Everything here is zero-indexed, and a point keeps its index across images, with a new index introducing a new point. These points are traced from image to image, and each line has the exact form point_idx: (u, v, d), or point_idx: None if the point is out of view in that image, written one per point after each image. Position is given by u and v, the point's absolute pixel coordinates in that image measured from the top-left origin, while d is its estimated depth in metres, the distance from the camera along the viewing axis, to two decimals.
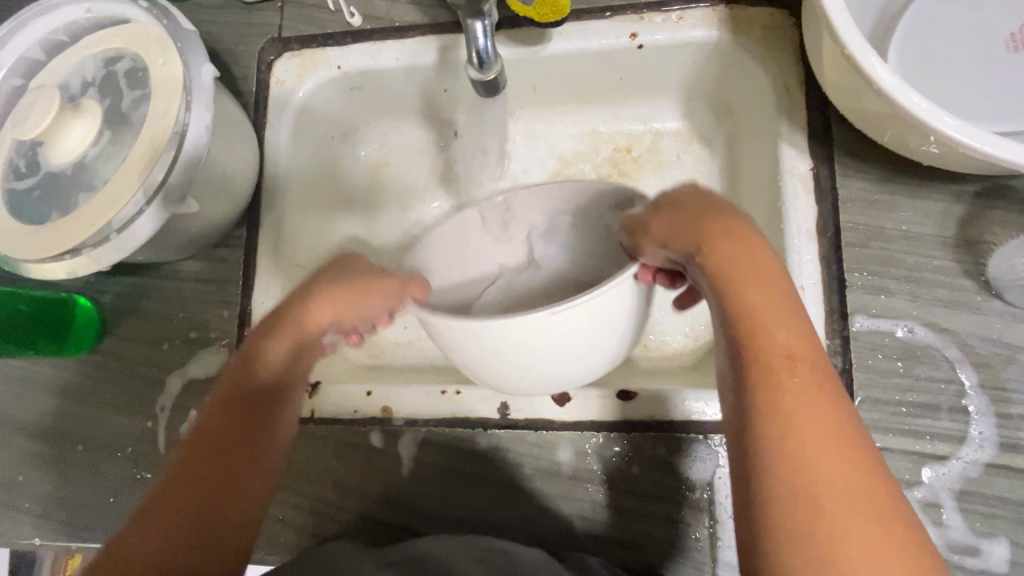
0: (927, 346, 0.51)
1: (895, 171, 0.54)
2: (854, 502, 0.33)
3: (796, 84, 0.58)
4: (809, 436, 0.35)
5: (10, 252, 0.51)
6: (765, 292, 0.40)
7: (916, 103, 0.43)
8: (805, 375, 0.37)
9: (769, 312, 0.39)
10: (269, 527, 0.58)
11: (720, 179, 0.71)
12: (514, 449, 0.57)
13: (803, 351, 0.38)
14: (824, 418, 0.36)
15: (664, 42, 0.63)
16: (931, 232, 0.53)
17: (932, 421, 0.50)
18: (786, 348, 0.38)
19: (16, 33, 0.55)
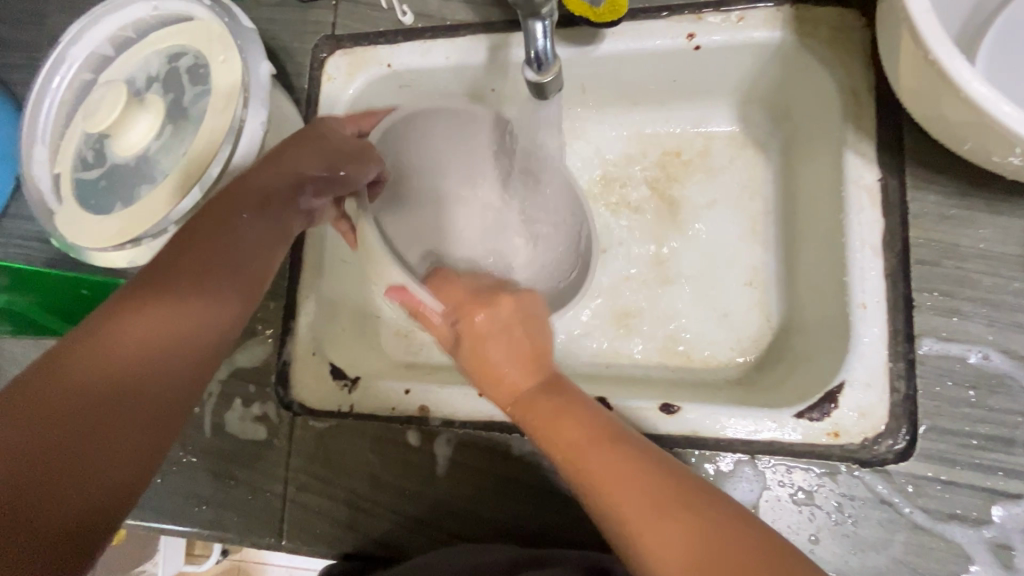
0: (1003, 375, 0.47)
1: (975, 185, 0.51)
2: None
3: (866, 90, 0.55)
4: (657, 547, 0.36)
5: (76, 239, 0.54)
6: (578, 431, 0.43)
7: (1008, 114, 0.40)
8: (614, 479, 0.39)
9: (596, 453, 0.41)
10: (305, 519, 0.59)
11: (774, 186, 0.68)
12: (550, 456, 0.56)
13: (626, 468, 0.39)
14: (660, 522, 0.36)
15: (722, 43, 0.60)
16: (1012, 251, 0.49)
17: (1005, 456, 0.46)
18: (626, 488, 0.38)
19: (88, 28, 0.58)
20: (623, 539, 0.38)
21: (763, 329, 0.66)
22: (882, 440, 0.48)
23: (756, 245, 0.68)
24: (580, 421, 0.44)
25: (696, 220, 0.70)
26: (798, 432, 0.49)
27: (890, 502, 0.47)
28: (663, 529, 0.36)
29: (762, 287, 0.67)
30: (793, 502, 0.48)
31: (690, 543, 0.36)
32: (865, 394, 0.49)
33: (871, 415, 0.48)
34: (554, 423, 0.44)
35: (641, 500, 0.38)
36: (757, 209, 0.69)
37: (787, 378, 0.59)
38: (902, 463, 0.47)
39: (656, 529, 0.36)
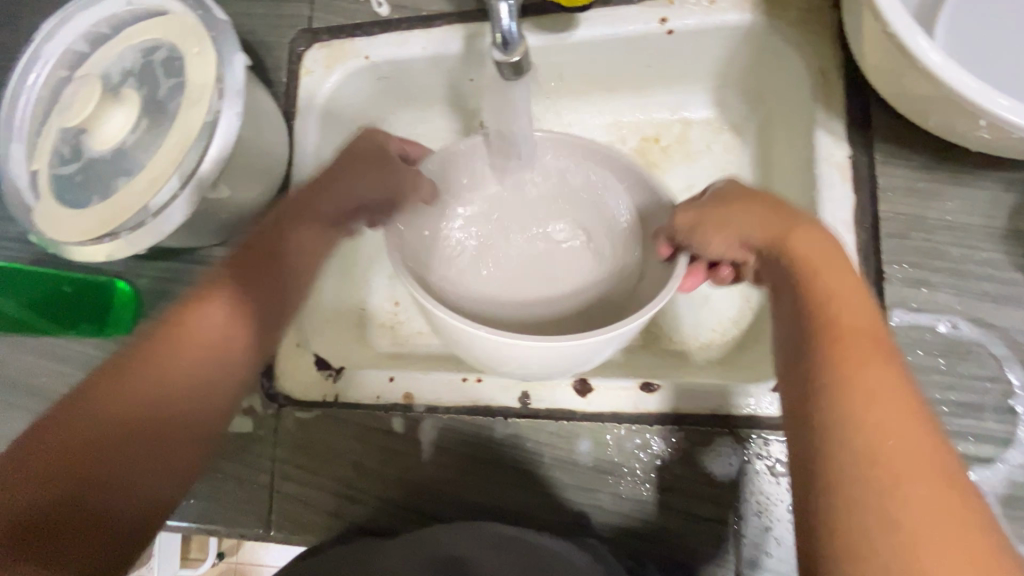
0: (971, 343, 0.48)
1: (940, 159, 0.52)
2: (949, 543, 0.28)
3: (834, 69, 0.56)
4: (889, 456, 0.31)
5: (54, 234, 0.54)
6: (862, 339, 0.37)
7: (965, 83, 0.41)
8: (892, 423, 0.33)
9: (870, 357, 0.36)
10: (291, 509, 0.59)
11: (751, 169, 0.69)
12: (533, 438, 0.57)
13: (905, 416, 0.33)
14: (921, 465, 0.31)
15: (695, 27, 0.61)
16: (978, 222, 0.50)
17: (975, 422, 0.47)
18: (887, 402, 0.33)
19: (62, 26, 0.58)
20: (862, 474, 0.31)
21: (744, 309, 0.67)
22: None
23: None
24: (851, 307, 0.39)
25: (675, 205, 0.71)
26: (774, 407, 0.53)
27: None
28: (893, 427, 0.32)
29: None
30: (772, 474, 0.52)
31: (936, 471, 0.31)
32: None
33: None
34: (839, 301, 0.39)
35: (899, 421, 0.33)
36: None
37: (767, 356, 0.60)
38: None
39: (899, 440, 0.32)
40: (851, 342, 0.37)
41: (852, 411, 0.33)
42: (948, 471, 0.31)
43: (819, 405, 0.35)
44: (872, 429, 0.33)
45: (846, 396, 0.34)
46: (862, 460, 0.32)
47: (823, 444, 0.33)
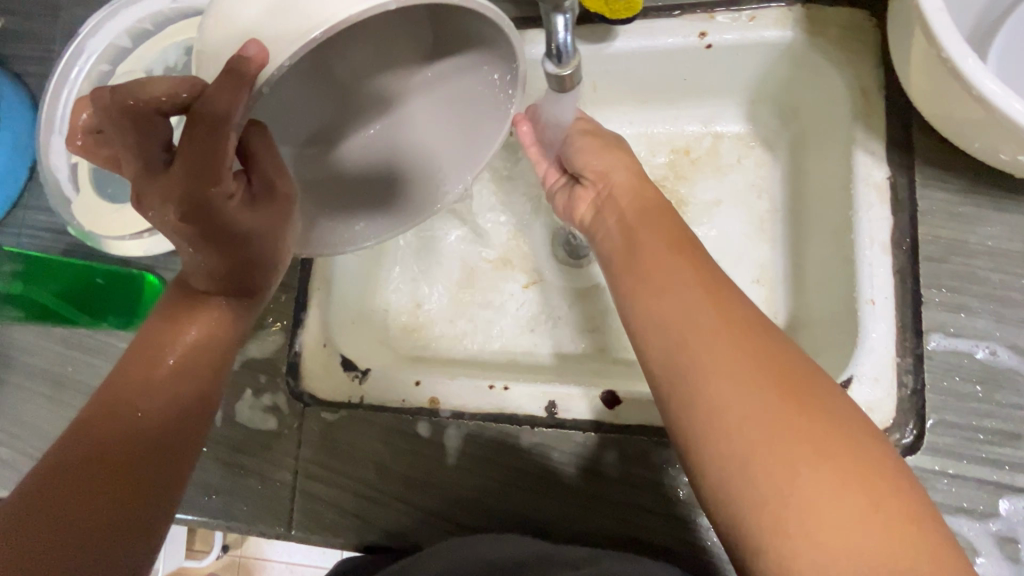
0: (1009, 370, 0.48)
1: (982, 183, 0.51)
2: (790, 432, 0.34)
3: (875, 89, 0.55)
4: (724, 382, 0.36)
5: (92, 227, 0.54)
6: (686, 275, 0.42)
7: (1019, 110, 0.41)
8: (729, 352, 0.37)
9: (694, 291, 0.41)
10: (314, 509, 0.59)
11: (782, 185, 0.69)
12: (558, 448, 0.57)
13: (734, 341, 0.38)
14: (760, 379, 0.36)
15: (734, 41, 0.61)
16: (1019, 248, 0.50)
17: (1012, 450, 0.47)
18: (706, 330, 0.39)
19: (106, 21, 0.59)
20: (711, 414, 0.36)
21: None
22: (890, 435, 0.48)
23: (764, 244, 0.69)
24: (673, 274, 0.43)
25: (705, 218, 0.71)
26: None
27: None
28: (723, 360, 0.37)
29: (769, 284, 0.68)
30: None
31: (776, 373, 0.36)
32: (873, 389, 0.49)
33: (879, 410, 0.49)
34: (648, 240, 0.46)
35: (733, 345, 0.37)
36: (764, 207, 0.70)
37: None
38: (909, 457, 0.48)
39: (726, 367, 0.37)
40: (677, 292, 0.41)
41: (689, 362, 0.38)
42: (790, 375, 0.36)
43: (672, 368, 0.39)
44: (718, 361, 0.37)
45: (684, 348, 0.39)
46: (707, 394, 0.37)
47: (685, 404, 0.38)
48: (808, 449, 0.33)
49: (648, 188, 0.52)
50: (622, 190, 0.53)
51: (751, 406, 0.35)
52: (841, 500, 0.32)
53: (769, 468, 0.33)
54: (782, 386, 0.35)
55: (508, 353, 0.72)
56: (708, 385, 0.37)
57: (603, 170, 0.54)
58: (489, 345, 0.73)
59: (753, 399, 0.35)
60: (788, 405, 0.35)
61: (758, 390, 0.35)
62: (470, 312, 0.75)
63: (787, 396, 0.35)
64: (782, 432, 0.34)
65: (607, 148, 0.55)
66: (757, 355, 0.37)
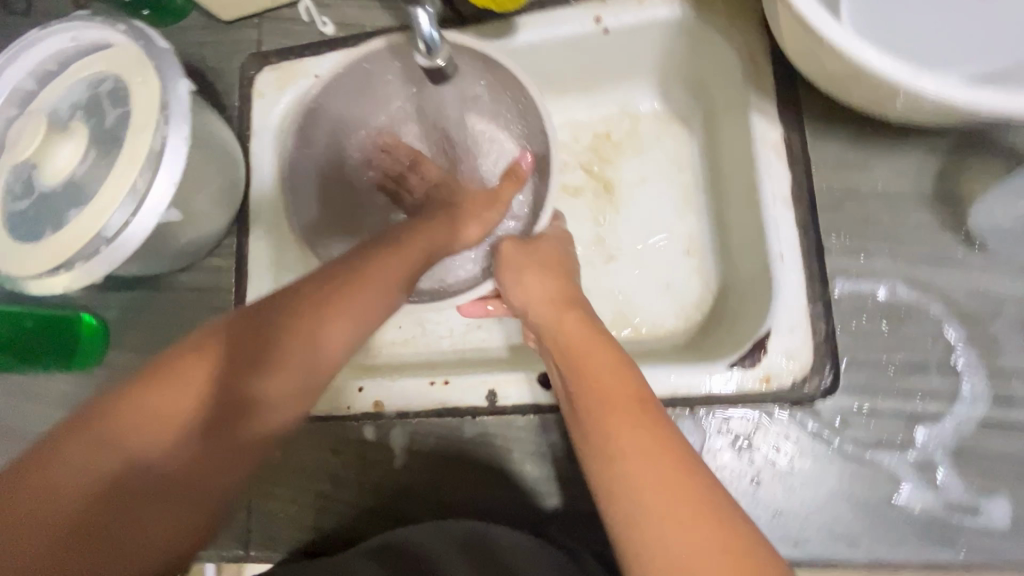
0: (910, 304, 0.50)
1: (868, 132, 0.54)
2: (672, 495, 0.35)
3: (762, 54, 0.58)
4: (617, 434, 0.39)
5: (9, 271, 0.54)
6: (603, 378, 0.44)
7: (871, 57, 0.43)
8: (621, 409, 0.41)
9: (593, 356, 0.46)
10: (271, 525, 0.59)
11: (699, 156, 0.72)
12: (502, 434, 0.57)
13: (628, 401, 0.41)
14: (646, 433, 0.39)
15: (629, 23, 0.63)
16: (908, 188, 0.52)
17: (922, 380, 0.49)
18: (610, 384, 0.43)
19: (7, 66, 0.59)
20: (608, 468, 0.38)
21: (704, 292, 0.68)
22: (811, 380, 0.50)
23: (690, 215, 0.71)
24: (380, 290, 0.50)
25: (631, 197, 0.73)
26: (732, 382, 0.51)
27: (821, 437, 0.49)
28: (621, 419, 0.40)
29: (698, 254, 0.70)
30: (734, 449, 0.51)
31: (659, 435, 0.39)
32: (790, 339, 0.51)
33: (797, 356, 0.50)
34: (568, 318, 0.52)
35: (626, 402, 0.41)
36: (686, 180, 0.72)
37: (727, 336, 0.61)
38: (829, 399, 0.50)
39: (626, 426, 0.39)
40: (601, 400, 0.42)
41: (602, 453, 0.39)
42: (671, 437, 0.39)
43: (582, 427, 0.42)
44: (614, 420, 0.40)
45: (599, 445, 0.40)
46: (607, 435, 0.40)
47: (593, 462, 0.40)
48: (678, 496, 0.35)
49: (570, 309, 0.52)
50: (543, 303, 0.54)
51: (636, 462, 0.37)
52: (696, 534, 0.33)
53: (650, 523, 0.35)
54: (671, 478, 0.36)
55: (458, 351, 0.73)
56: (608, 443, 0.39)
57: (524, 301, 0.57)
58: (439, 345, 0.74)
59: (638, 458, 0.37)
60: (662, 464, 0.37)
61: (642, 444, 0.38)
62: (415, 315, 0.75)
63: (678, 479, 0.36)
64: (653, 480, 0.36)
65: (541, 265, 0.58)
66: (640, 411, 0.40)
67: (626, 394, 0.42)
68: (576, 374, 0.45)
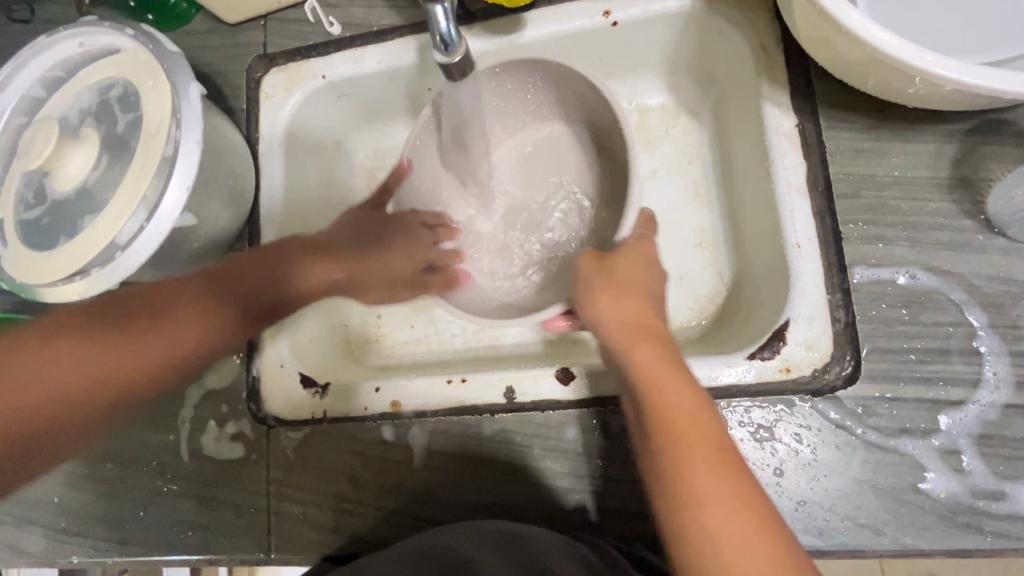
0: (930, 291, 0.50)
1: (882, 118, 0.54)
2: (749, 551, 0.38)
3: (773, 43, 0.58)
4: (700, 485, 0.40)
5: (25, 279, 0.54)
6: (683, 424, 0.43)
7: (888, 42, 0.43)
8: (704, 461, 0.41)
9: (671, 398, 0.44)
10: (291, 528, 0.59)
11: (710, 148, 0.71)
12: (521, 431, 0.57)
13: (709, 452, 0.41)
14: (726, 487, 0.40)
15: (637, 17, 0.63)
16: (924, 174, 0.52)
17: (944, 367, 0.49)
18: (690, 431, 0.42)
19: (15, 74, 0.58)
20: (686, 522, 0.40)
21: (718, 284, 0.68)
22: (831, 369, 0.50)
23: (701, 207, 0.71)
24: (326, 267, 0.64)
25: (642, 190, 0.72)
26: (751, 373, 0.51)
27: (844, 426, 0.49)
28: (702, 470, 0.41)
29: (711, 246, 0.69)
30: (755, 440, 0.50)
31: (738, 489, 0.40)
32: (809, 329, 0.51)
33: (817, 346, 0.51)
34: (641, 350, 0.47)
35: (708, 453, 0.41)
36: (696, 172, 0.72)
37: (743, 327, 0.61)
38: (850, 388, 0.50)
39: (709, 480, 0.40)
40: (682, 449, 0.42)
41: (677, 498, 0.40)
42: (749, 491, 0.40)
43: (656, 472, 0.42)
44: (697, 474, 0.40)
45: (672, 489, 0.41)
46: (688, 486, 0.40)
47: (671, 514, 0.41)
48: (756, 553, 0.37)
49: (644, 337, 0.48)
50: (615, 326, 0.49)
51: (716, 518, 0.39)
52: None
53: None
54: (751, 530, 0.38)
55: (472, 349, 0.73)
56: (690, 495, 0.40)
57: (600, 325, 0.50)
58: (452, 344, 0.73)
59: (720, 514, 0.39)
60: (742, 520, 0.39)
61: (723, 498, 0.39)
62: (428, 314, 0.75)
63: (755, 535, 0.38)
64: (733, 538, 0.38)
65: (621, 285, 0.51)
66: (720, 462, 0.41)
67: (706, 444, 0.42)
68: (650, 410, 0.44)
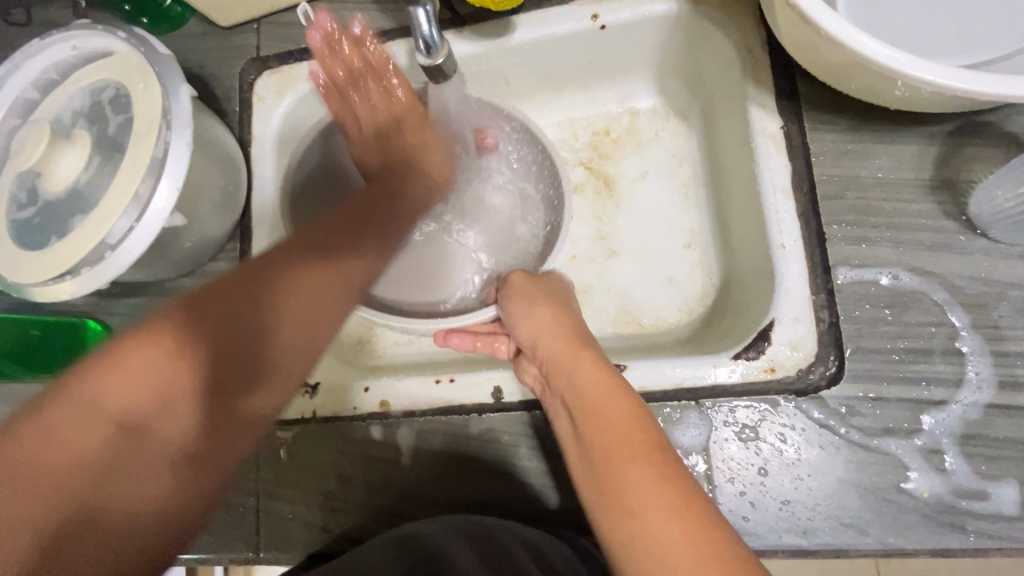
0: (913, 291, 0.50)
1: (866, 121, 0.54)
2: (680, 544, 0.38)
3: (759, 45, 0.58)
4: (637, 484, 0.41)
5: (16, 278, 0.54)
6: (619, 435, 0.45)
7: (869, 45, 0.43)
8: (637, 460, 0.43)
9: (606, 406, 0.47)
10: (281, 527, 0.60)
11: (699, 150, 0.72)
12: (508, 431, 0.58)
13: (644, 452, 0.43)
14: (662, 486, 0.41)
15: (625, 20, 0.63)
16: (908, 175, 0.53)
17: (926, 367, 0.49)
18: (625, 435, 0.45)
19: (9, 76, 0.59)
20: (626, 526, 0.40)
21: (707, 285, 0.69)
22: (815, 369, 0.51)
23: (690, 209, 0.71)
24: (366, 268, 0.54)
25: (632, 192, 0.73)
26: (736, 373, 0.52)
27: (828, 426, 0.49)
28: (642, 472, 0.42)
29: (700, 247, 0.70)
30: (740, 440, 0.50)
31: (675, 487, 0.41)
32: (793, 329, 0.51)
33: (801, 346, 0.51)
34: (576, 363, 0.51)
35: (643, 455, 0.43)
36: (686, 175, 0.72)
37: (731, 328, 0.61)
38: (834, 388, 0.50)
39: (645, 483, 0.41)
40: (618, 458, 0.44)
41: (619, 504, 0.41)
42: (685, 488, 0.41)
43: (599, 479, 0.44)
44: (634, 473, 0.42)
45: (616, 496, 0.42)
46: (627, 489, 0.42)
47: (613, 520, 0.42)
48: (691, 548, 0.37)
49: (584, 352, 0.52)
50: (551, 340, 0.54)
51: (649, 515, 0.40)
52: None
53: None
54: (687, 526, 0.38)
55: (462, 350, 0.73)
56: (627, 497, 0.41)
57: (533, 340, 0.55)
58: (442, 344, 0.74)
59: (654, 512, 0.40)
60: (676, 515, 0.39)
61: (661, 497, 0.40)
62: None
63: (691, 528, 0.38)
64: (670, 535, 0.38)
65: (547, 304, 0.58)
66: (655, 461, 0.42)
67: (642, 453, 0.43)
68: (591, 423, 0.46)
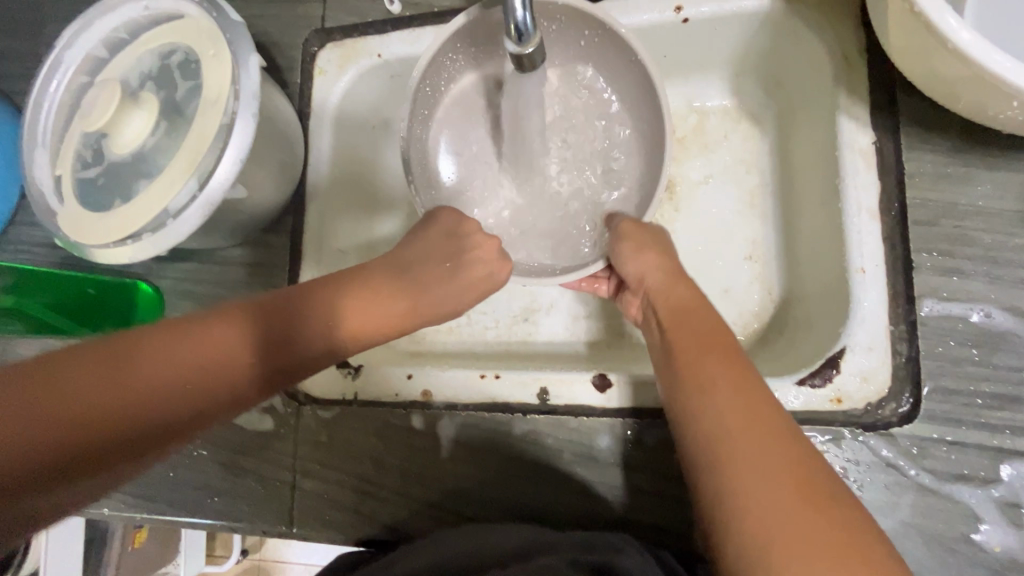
0: (1005, 332, 0.47)
1: (970, 144, 0.50)
2: (764, 460, 0.37)
3: (856, 52, 0.54)
4: (722, 402, 0.41)
5: (78, 237, 0.55)
6: (699, 349, 0.45)
7: (1000, 62, 0.39)
8: (721, 379, 0.42)
9: (692, 323, 0.47)
10: (314, 505, 0.60)
11: (770, 158, 0.67)
12: (552, 433, 0.56)
13: (728, 372, 0.43)
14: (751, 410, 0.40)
15: (710, 14, 0.60)
16: (1011, 206, 0.49)
17: (1011, 414, 0.46)
18: (705, 355, 0.44)
19: (80, 33, 0.59)
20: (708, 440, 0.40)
21: (766, 301, 0.65)
22: (886, 404, 0.48)
23: (755, 220, 0.67)
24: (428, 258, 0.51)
25: (693, 196, 0.69)
26: (800, 400, 0.49)
27: (896, 465, 0.47)
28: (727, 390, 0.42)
29: (763, 260, 0.66)
30: None
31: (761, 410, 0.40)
32: (866, 359, 0.48)
33: (873, 379, 0.48)
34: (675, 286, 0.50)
35: (728, 375, 0.42)
36: (754, 182, 0.68)
37: (791, 349, 0.58)
38: (907, 426, 0.47)
39: (731, 399, 0.41)
40: (701, 367, 0.43)
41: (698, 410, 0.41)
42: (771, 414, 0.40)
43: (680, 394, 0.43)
44: (718, 388, 0.42)
45: (698, 405, 0.42)
46: (711, 404, 0.41)
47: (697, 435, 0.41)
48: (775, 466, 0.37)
49: (686, 291, 0.50)
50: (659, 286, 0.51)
51: (739, 432, 0.39)
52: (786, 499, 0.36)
53: (741, 484, 0.37)
54: (793, 461, 0.37)
55: (503, 344, 0.71)
56: (709, 413, 0.41)
57: (639, 276, 0.52)
58: (484, 337, 0.72)
59: (745, 432, 0.39)
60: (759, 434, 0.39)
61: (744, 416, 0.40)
62: None
63: (776, 449, 0.38)
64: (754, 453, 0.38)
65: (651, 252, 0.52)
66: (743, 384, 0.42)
67: (713, 354, 0.44)
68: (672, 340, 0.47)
